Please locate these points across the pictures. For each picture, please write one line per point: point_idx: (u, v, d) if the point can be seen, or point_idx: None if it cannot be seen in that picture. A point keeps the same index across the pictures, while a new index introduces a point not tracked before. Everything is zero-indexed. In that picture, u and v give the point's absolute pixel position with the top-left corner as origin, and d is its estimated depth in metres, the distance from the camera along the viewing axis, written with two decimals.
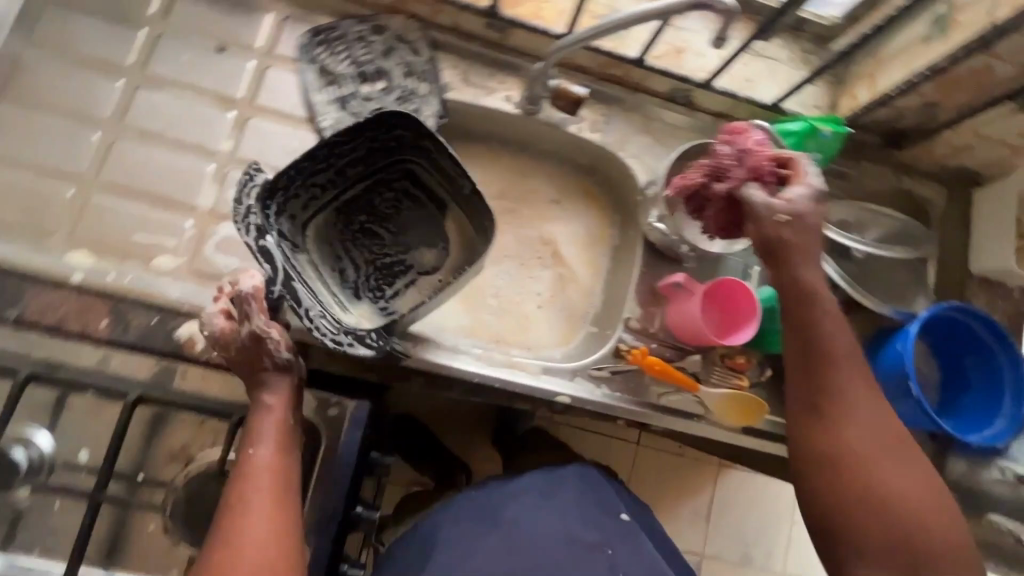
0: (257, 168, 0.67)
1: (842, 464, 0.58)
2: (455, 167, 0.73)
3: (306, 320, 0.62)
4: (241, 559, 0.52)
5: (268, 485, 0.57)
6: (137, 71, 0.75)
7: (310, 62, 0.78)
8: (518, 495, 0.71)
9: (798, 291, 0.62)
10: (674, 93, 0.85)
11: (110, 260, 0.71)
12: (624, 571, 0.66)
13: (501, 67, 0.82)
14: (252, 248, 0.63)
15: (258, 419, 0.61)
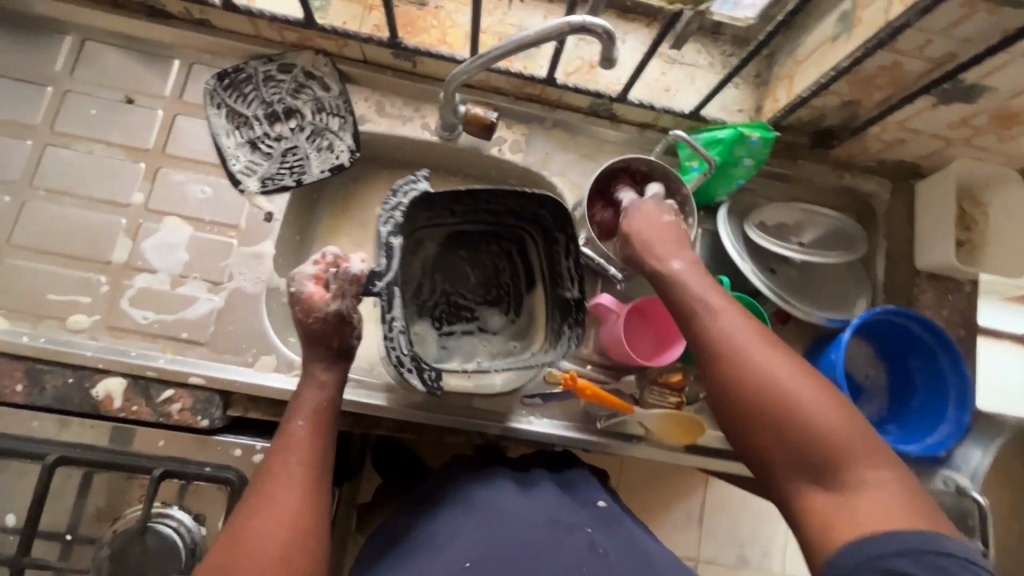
0: (418, 176, 0.72)
1: (758, 422, 0.54)
2: (576, 272, 0.74)
3: (388, 331, 0.65)
4: (261, 527, 0.52)
5: (308, 467, 0.57)
6: (47, 129, 0.75)
7: (218, 106, 0.78)
8: (496, 481, 0.69)
9: (682, 281, 0.63)
10: (595, 108, 0.83)
11: (26, 322, 0.71)
12: (605, 549, 0.62)
13: (414, 95, 0.81)
14: (381, 240, 0.67)
15: (303, 393, 0.63)
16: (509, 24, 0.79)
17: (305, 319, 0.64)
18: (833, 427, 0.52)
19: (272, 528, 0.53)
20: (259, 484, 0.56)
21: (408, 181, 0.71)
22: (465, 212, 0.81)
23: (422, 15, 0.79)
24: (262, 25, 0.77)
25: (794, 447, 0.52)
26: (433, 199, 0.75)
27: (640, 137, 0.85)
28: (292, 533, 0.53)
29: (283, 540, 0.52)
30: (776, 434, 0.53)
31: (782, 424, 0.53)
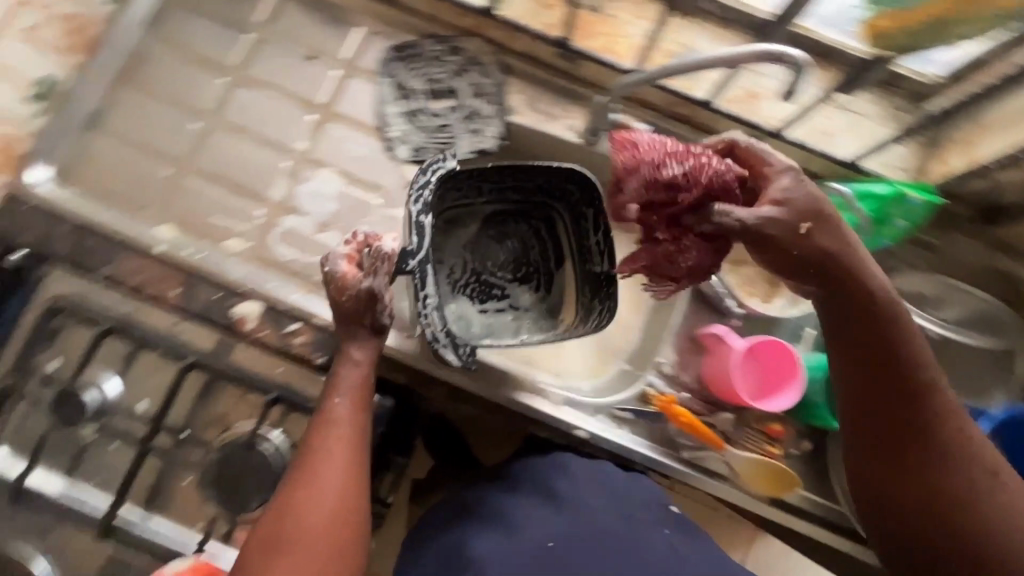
0: (443, 154, 0.72)
1: (900, 433, 0.60)
2: (606, 247, 0.75)
3: (424, 305, 0.67)
4: (307, 505, 0.59)
5: (347, 441, 0.64)
6: (239, 71, 0.84)
7: (389, 76, 0.83)
8: (568, 469, 0.71)
9: (887, 307, 0.59)
10: (744, 139, 0.82)
11: (191, 237, 0.79)
12: (685, 550, 0.65)
13: (567, 96, 0.83)
14: (412, 220, 0.68)
15: (340, 371, 0.68)
16: (677, 42, 0.79)
17: (339, 297, 0.68)
18: (973, 453, 0.58)
19: (330, 501, 0.60)
20: (304, 460, 0.63)
21: (428, 167, 0.71)
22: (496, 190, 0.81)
23: (594, 22, 0.81)
24: (443, 8, 0.82)
25: (923, 471, 0.59)
26: (455, 177, 0.75)
27: None
28: (342, 505, 0.61)
29: (333, 508, 0.60)
30: (913, 449, 0.60)
31: (919, 444, 0.59)
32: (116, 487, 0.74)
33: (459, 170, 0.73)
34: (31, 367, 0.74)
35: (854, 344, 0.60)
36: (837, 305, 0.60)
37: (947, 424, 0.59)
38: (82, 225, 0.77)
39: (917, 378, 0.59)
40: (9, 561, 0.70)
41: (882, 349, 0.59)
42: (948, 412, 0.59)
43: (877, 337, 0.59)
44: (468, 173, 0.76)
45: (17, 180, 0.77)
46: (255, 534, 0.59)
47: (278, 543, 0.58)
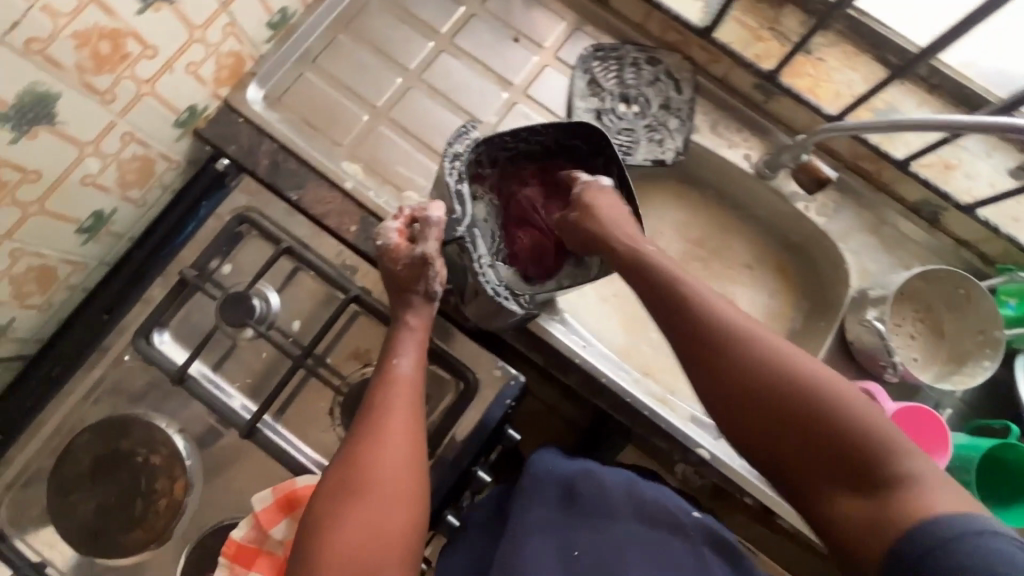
0: (470, 126, 0.75)
1: (740, 410, 0.55)
2: (627, 189, 0.78)
3: (478, 266, 0.70)
4: (376, 463, 0.63)
5: (409, 400, 0.68)
6: (447, 38, 0.88)
7: (584, 71, 0.86)
8: (589, 480, 0.65)
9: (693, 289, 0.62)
10: (921, 205, 0.82)
11: (373, 180, 0.84)
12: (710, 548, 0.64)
13: (751, 127, 0.85)
14: (450, 189, 0.72)
15: (400, 338, 0.71)
16: (881, 99, 0.79)
17: (395, 266, 0.71)
18: (831, 414, 0.51)
19: (396, 456, 0.64)
20: (365, 419, 0.66)
21: (456, 133, 0.74)
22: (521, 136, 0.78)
23: (804, 62, 0.81)
24: (654, 19, 0.85)
25: (799, 429, 0.52)
26: (492, 141, 0.76)
27: (952, 250, 0.83)
28: (409, 461, 0.64)
29: (399, 459, 0.64)
30: (800, 425, 0.52)
31: (812, 419, 0.51)
32: (258, 392, 0.79)
33: (488, 137, 0.76)
34: (208, 264, 0.79)
35: (676, 327, 0.61)
36: (660, 301, 0.64)
37: (783, 378, 0.54)
38: (281, 148, 0.83)
39: (731, 354, 0.56)
40: (156, 435, 0.76)
41: (687, 325, 0.60)
42: (774, 366, 0.54)
43: (682, 314, 0.61)
44: (504, 134, 0.76)
45: (235, 94, 0.83)
46: (324, 483, 0.63)
47: (348, 488, 0.61)
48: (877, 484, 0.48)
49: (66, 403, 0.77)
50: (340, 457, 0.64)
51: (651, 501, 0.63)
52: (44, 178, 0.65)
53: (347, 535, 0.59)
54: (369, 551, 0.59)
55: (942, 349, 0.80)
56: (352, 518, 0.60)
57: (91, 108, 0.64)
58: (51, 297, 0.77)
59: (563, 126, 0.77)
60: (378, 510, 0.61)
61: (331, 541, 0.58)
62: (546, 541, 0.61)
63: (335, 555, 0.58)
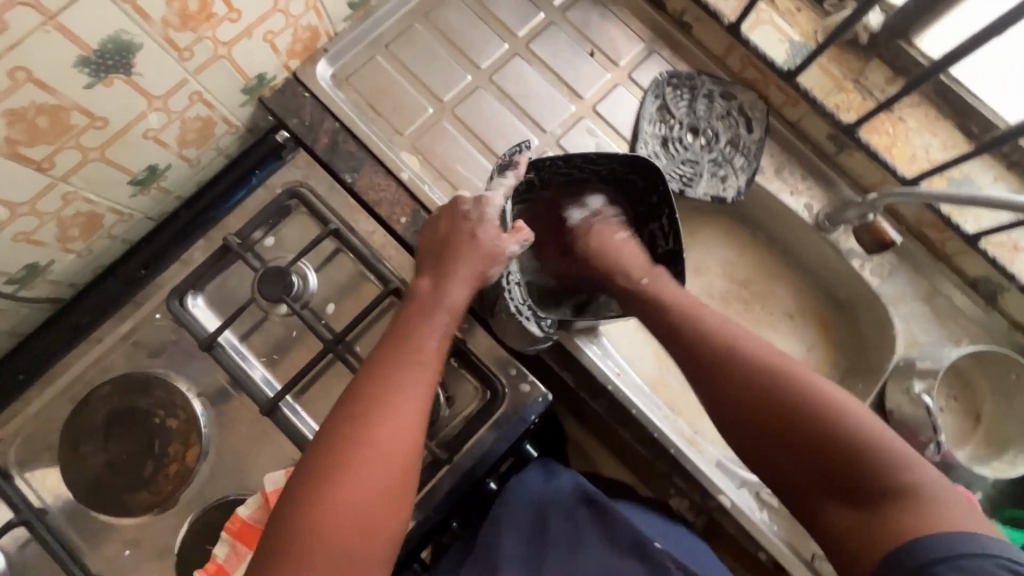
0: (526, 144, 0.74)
1: (746, 422, 0.61)
2: (670, 227, 0.77)
3: (505, 282, 0.75)
4: (380, 432, 0.59)
5: (423, 381, 0.63)
6: (522, 42, 0.87)
7: (656, 96, 0.84)
8: (551, 507, 0.68)
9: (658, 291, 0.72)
10: (981, 281, 0.79)
11: (428, 174, 0.83)
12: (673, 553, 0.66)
13: (817, 175, 0.83)
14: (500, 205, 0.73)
15: (430, 311, 0.67)
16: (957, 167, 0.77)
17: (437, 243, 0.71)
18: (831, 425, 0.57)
19: (395, 436, 0.59)
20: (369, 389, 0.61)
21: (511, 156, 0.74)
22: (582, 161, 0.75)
23: (883, 119, 0.79)
24: (736, 52, 0.83)
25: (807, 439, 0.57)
26: (546, 164, 0.74)
27: (1004, 331, 0.81)
28: (407, 447, 0.60)
29: (397, 442, 0.59)
30: (791, 439, 0.58)
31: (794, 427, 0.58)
32: (283, 370, 0.78)
33: (542, 158, 0.73)
34: (253, 234, 0.78)
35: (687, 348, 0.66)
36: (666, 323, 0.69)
37: (791, 398, 0.59)
38: (342, 128, 0.82)
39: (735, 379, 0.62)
40: (175, 398, 0.74)
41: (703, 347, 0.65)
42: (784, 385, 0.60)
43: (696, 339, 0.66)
44: (558, 159, 0.74)
45: (304, 68, 0.82)
46: (321, 443, 0.58)
47: (337, 459, 0.57)
48: (872, 499, 0.54)
49: (91, 352, 0.76)
50: (333, 425, 0.59)
51: (613, 521, 0.67)
52: (110, 126, 0.64)
53: (340, 501, 0.55)
54: (348, 533, 0.55)
55: (975, 431, 0.78)
56: (339, 495, 0.56)
57: (167, 63, 0.63)
58: (92, 243, 0.76)
59: (624, 159, 0.75)
60: (365, 490, 0.57)
61: (314, 513, 0.55)
62: (515, 550, 0.65)
63: (314, 531, 0.54)
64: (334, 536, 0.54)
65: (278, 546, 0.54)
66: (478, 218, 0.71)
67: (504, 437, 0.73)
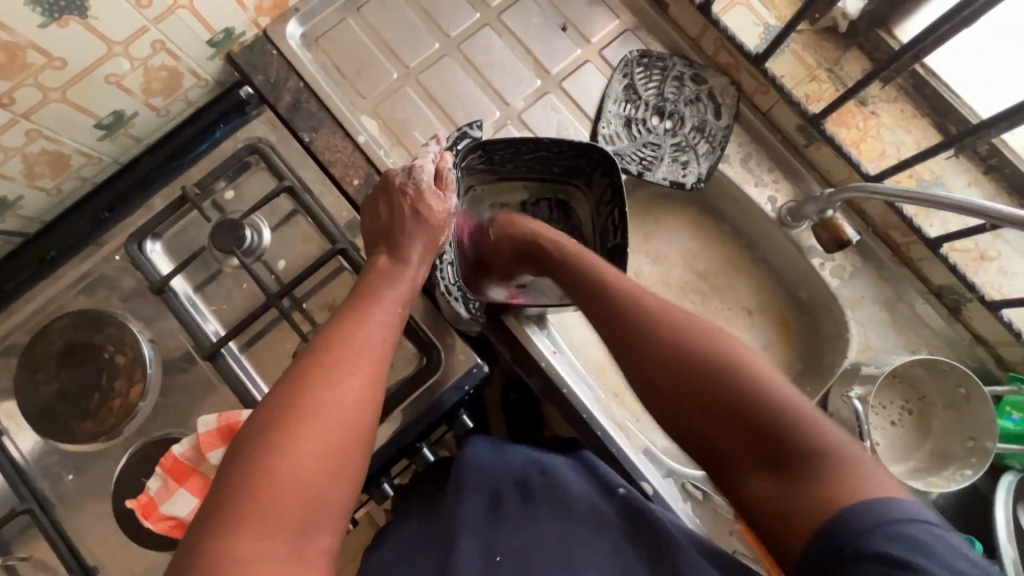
0: (473, 125, 0.78)
1: (664, 407, 0.54)
2: (620, 222, 0.76)
3: (438, 263, 0.78)
4: (341, 378, 0.55)
5: (377, 346, 0.60)
6: (493, 12, 0.86)
7: (624, 75, 0.82)
8: (506, 484, 0.65)
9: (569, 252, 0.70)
10: (946, 291, 0.75)
11: (387, 139, 0.84)
12: (635, 512, 0.62)
13: (783, 168, 0.80)
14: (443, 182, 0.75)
15: (396, 281, 0.67)
16: (929, 168, 0.73)
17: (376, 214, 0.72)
18: (737, 391, 0.50)
19: (347, 394, 0.55)
20: (319, 350, 0.57)
21: (455, 138, 0.78)
22: (537, 151, 0.79)
23: (855, 112, 0.75)
24: (709, 35, 0.80)
25: (718, 400, 0.50)
26: (494, 147, 0.78)
27: (967, 345, 0.77)
28: (354, 409, 0.55)
29: (347, 401, 0.55)
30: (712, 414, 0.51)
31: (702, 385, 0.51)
32: (229, 320, 0.80)
33: (490, 140, 0.77)
34: (210, 186, 0.80)
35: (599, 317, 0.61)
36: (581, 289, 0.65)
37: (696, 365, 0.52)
38: (306, 88, 0.83)
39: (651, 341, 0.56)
40: (125, 337, 0.78)
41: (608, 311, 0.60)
42: (688, 355, 0.53)
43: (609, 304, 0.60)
44: (506, 143, 0.77)
45: (275, 26, 0.84)
46: (270, 397, 0.54)
47: (281, 423, 0.51)
48: (796, 465, 0.46)
49: (54, 286, 0.80)
50: (277, 392, 0.54)
51: (565, 482, 0.64)
52: (69, 67, 0.66)
53: (285, 445, 0.50)
54: (295, 501, 0.49)
55: (921, 445, 0.75)
56: (287, 460, 0.49)
57: (124, 8, 0.65)
58: (61, 183, 0.80)
59: (565, 141, 0.76)
60: (317, 449, 0.51)
61: (254, 477, 0.48)
62: (474, 522, 0.61)
63: (260, 501, 0.48)
64: (285, 486, 0.49)
65: (210, 516, 0.47)
66: (415, 191, 0.71)
67: (436, 405, 0.72)
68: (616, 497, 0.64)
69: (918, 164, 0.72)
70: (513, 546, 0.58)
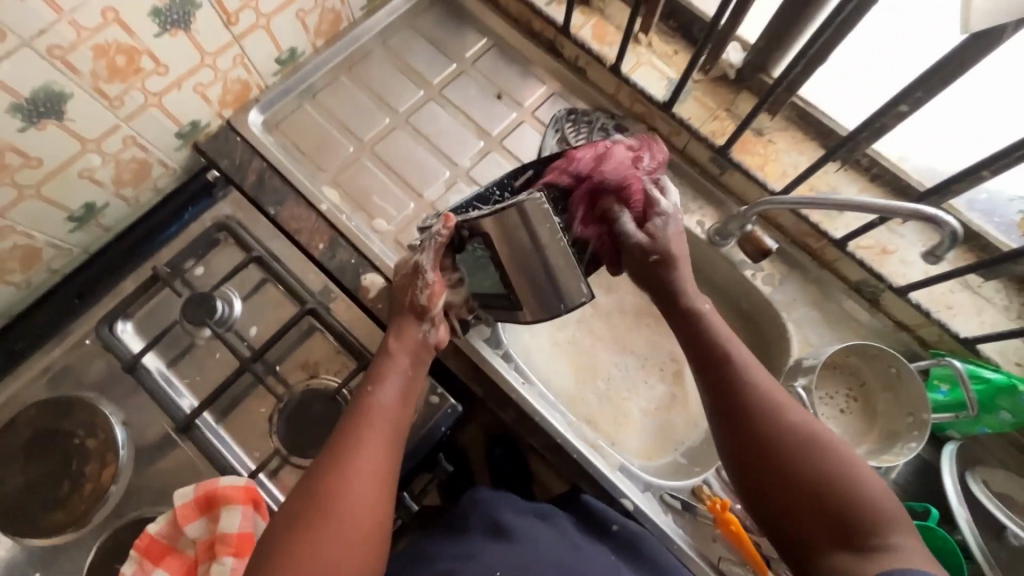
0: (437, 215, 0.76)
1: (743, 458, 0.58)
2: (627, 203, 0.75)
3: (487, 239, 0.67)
4: (353, 474, 0.59)
5: (385, 431, 0.64)
6: (436, 89, 0.98)
7: (556, 130, 0.92)
8: (510, 506, 0.67)
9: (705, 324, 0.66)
10: (863, 286, 0.84)
11: (348, 205, 0.91)
12: (635, 546, 0.67)
13: (705, 196, 0.90)
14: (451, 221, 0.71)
15: (388, 363, 0.70)
16: (825, 183, 0.84)
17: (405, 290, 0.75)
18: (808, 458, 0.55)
19: (364, 492, 0.58)
20: (331, 452, 0.61)
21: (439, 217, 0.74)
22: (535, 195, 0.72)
23: (754, 142, 0.87)
24: (623, 91, 0.93)
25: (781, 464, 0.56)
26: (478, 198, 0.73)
27: (892, 332, 0.84)
28: (369, 499, 0.58)
29: (361, 495, 0.58)
30: (784, 473, 0.55)
31: (787, 452, 0.56)
32: (202, 392, 0.81)
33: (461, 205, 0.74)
34: (181, 264, 0.84)
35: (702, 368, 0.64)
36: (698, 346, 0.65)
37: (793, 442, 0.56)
38: (269, 167, 0.91)
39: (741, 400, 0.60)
40: (97, 419, 0.78)
41: (728, 375, 0.62)
42: (801, 459, 0.55)
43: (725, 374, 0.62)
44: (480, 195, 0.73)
45: (237, 116, 0.92)
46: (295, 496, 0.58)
47: (306, 520, 0.56)
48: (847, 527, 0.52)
49: (24, 377, 0.81)
50: (295, 497, 0.58)
51: (563, 522, 0.67)
52: (45, 166, 0.71)
53: (311, 551, 0.54)
54: None
55: (871, 428, 0.81)
56: (311, 560, 0.53)
57: (98, 109, 0.72)
58: (31, 276, 0.82)
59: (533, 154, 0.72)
60: (342, 542, 0.55)
61: (296, 558, 0.53)
62: (479, 539, 0.62)
63: None
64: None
65: None
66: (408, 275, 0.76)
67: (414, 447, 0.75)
68: (611, 534, 0.68)
69: (814, 178, 0.84)
70: (519, 552, 0.59)
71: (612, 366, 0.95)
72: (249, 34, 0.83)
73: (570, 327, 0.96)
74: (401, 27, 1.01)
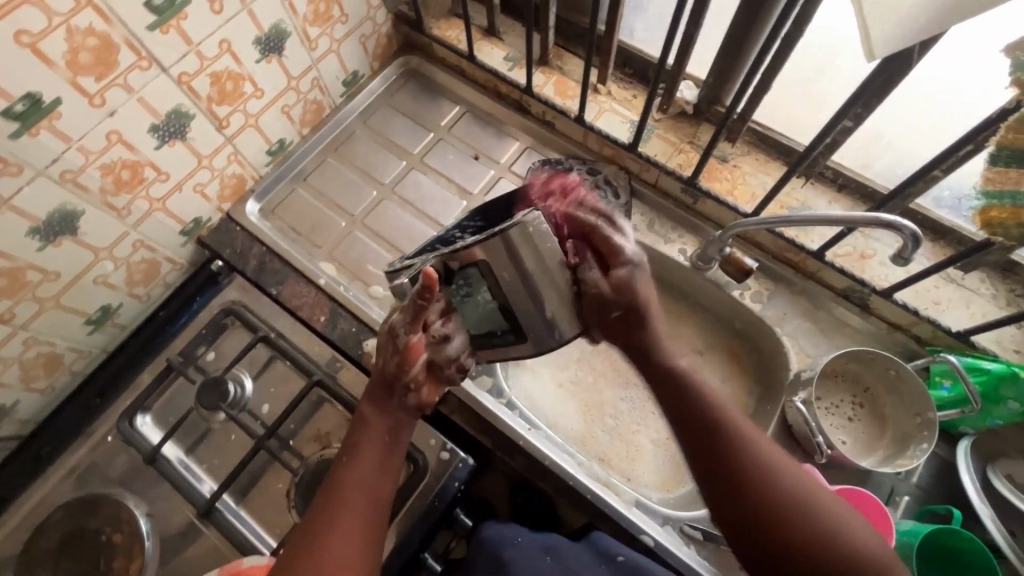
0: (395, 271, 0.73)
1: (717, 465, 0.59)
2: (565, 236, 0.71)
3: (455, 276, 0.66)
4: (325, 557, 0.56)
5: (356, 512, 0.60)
6: (417, 158, 1.05)
7: None
8: (516, 543, 0.70)
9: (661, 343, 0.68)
10: (850, 292, 0.86)
11: (344, 276, 0.96)
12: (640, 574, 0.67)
13: (683, 224, 0.94)
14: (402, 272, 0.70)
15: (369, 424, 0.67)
16: (794, 198, 0.87)
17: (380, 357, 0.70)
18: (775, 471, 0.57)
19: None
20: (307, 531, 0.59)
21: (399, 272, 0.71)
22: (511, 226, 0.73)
23: (720, 168, 0.91)
24: (591, 137, 0.98)
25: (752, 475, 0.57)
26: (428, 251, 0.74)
27: (888, 334, 0.85)
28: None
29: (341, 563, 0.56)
30: (761, 493, 0.56)
31: (789, 510, 0.55)
32: (222, 474, 0.84)
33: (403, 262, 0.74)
34: (193, 352, 0.89)
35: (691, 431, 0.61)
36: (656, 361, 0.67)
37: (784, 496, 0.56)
38: (268, 250, 0.96)
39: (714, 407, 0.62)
40: (122, 514, 0.80)
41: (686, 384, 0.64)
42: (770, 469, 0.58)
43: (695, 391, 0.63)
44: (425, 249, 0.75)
45: (236, 207, 0.98)
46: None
47: None
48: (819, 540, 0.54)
49: (50, 480, 0.84)
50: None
51: (569, 555, 0.69)
52: (62, 277, 0.77)
53: None
54: None
55: (883, 434, 0.80)
56: None
57: (108, 220, 0.78)
58: (54, 381, 0.87)
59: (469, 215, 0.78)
60: None
61: None
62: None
63: None
64: None
65: None
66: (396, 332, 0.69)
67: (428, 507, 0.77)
68: (616, 564, 0.67)
69: (783, 195, 0.88)
70: None
71: (618, 400, 0.96)
72: (240, 133, 0.91)
73: (571, 367, 0.98)
74: (379, 106, 1.09)
